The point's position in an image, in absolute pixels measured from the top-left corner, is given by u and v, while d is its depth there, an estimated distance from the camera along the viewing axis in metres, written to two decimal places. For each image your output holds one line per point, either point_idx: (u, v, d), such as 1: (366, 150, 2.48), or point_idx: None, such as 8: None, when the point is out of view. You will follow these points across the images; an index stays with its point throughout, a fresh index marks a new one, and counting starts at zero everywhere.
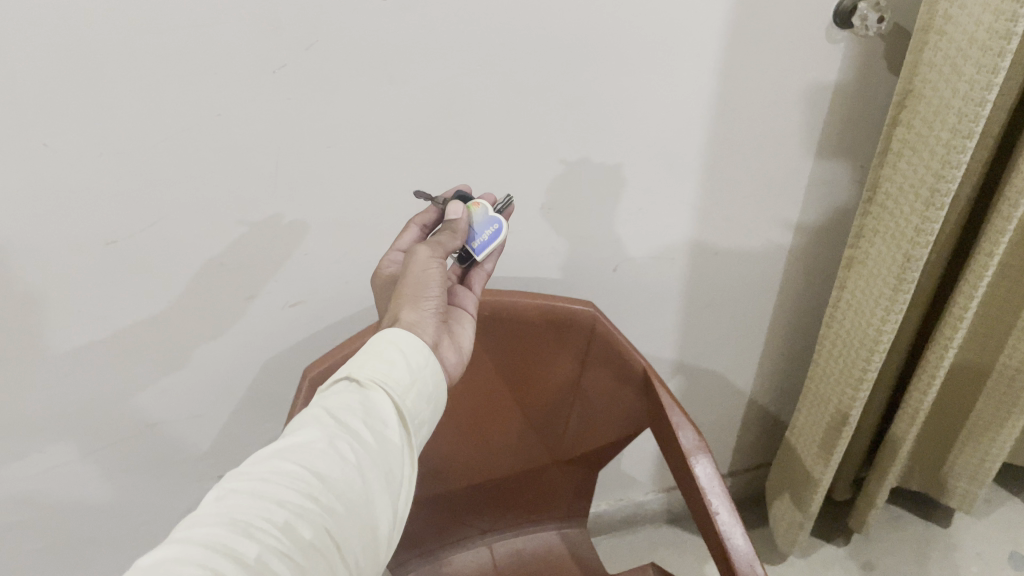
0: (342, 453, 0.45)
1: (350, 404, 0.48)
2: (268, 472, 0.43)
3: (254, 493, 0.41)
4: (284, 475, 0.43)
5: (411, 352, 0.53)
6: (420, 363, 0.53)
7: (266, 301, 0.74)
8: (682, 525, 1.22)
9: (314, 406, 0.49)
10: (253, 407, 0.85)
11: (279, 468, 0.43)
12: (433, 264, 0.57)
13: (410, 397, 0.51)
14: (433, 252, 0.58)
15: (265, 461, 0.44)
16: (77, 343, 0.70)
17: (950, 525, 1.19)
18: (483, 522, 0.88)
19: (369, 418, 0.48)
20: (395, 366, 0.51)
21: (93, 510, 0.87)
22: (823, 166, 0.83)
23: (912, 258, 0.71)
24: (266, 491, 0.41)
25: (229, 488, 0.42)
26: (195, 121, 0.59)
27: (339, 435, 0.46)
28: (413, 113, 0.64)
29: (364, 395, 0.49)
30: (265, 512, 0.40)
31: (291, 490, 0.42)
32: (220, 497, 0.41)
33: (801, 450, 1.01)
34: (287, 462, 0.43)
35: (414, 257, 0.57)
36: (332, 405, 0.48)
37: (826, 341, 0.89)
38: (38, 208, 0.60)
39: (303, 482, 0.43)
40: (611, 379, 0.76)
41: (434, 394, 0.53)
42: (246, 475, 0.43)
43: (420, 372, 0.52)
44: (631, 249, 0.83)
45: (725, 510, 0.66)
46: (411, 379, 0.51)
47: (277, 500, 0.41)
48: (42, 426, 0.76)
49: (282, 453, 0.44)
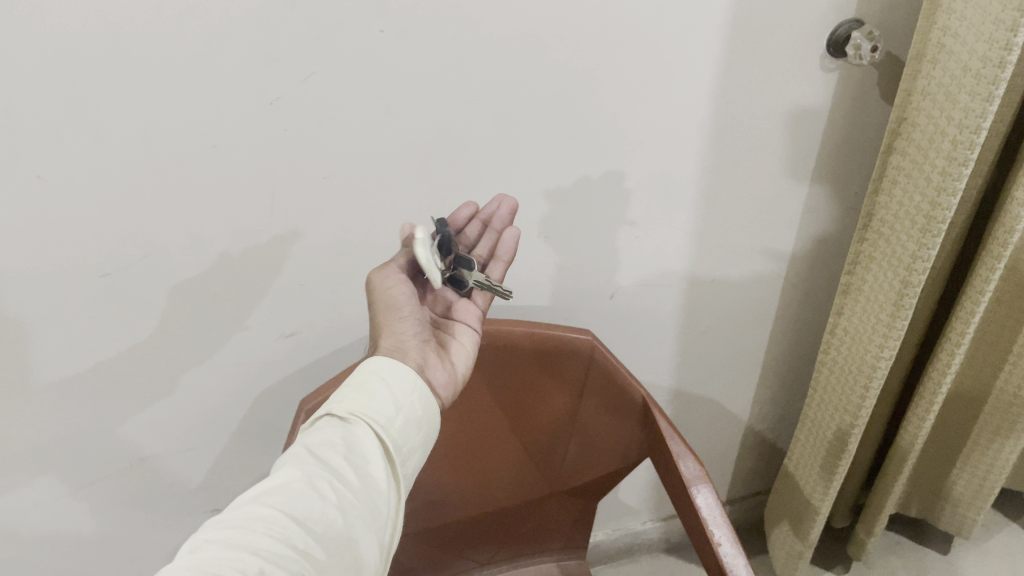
0: (321, 493, 0.44)
1: (330, 440, 0.47)
2: (244, 519, 0.41)
3: (228, 542, 0.39)
4: (261, 520, 0.41)
5: (393, 379, 0.52)
6: (404, 392, 0.52)
7: (261, 332, 0.74)
8: (679, 554, 1.21)
9: (295, 445, 0.48)
10: (247, 438, 0.84)
11: (255, 514, 0.42)
12: (393, 280, 0.58)
13: (395, 426, 0.50)
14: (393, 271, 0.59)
15: (241, 507, 0.42)
16: (68, 375, 0.69)
17: (949, 551, 1.18)
18: (480, 555, 0.86)
19: (350, 453, 0.47)
20: (377, 397, 0.50)
21: (84, 545, 0.85)
22: (818, 193, 0.83)
23: (910, 284, 0.71)
24: (241, 539, 0.40)
25: (204, 538, 0.40)
26: (191, 153, 0.59)
27: (318, 474, 0.45)
28: (409, 142, 0.64)
29: (346, 430, 0.48)
30: (239, 562, 0.38)
31: (267, 536, 0.40)
32: (194, 549, 0.39)
33: (800, 478, 1.00)
34: (265, 505, 0.42)
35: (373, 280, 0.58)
36: (312, 442, 0.47)
37: (824, 369, 0.89)
38: (30, 242, 0.59)
39: (280, 528, 0.41)
40: (609, 409, 0.76)
41: (423, 419, 0.52)
42: (221, 523, 0.41)
43: (404, 400, 0.52)
44: (628, 275, 0.83)
45: (728, 540, 0.65)
46: (394, 409, 0.51)
47: (253, 549, 0.39)
48: (33, 459, 0.74)
49: (259, 496, 0.43)
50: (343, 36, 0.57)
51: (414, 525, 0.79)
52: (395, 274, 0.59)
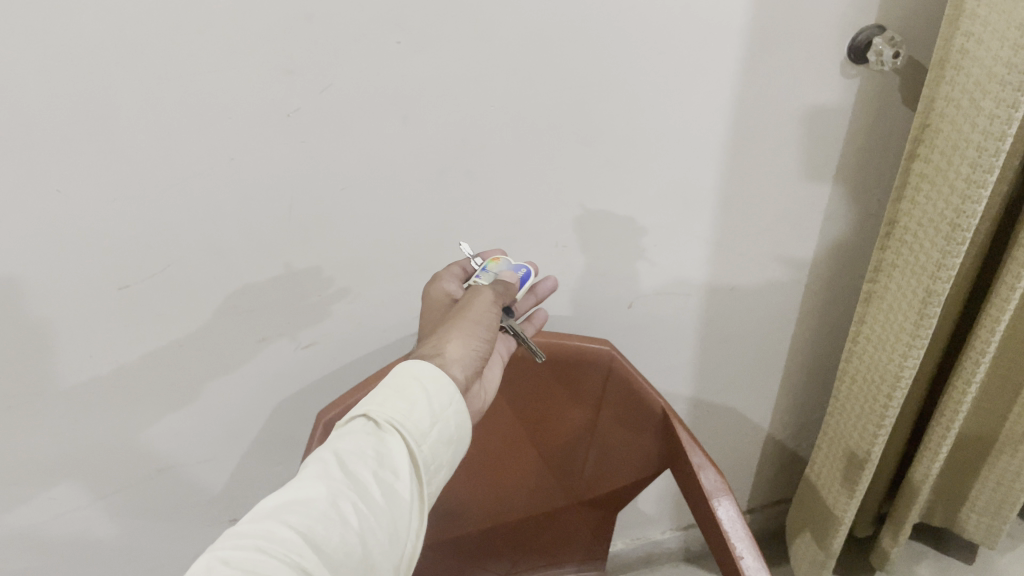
0: (344, 516, 0.44)
1: (361, 451, 0.47)
2: (264, 539, 0.41)
3: (244, 570, 0.39)
4: (280, 544, 0.41)
5: (434, 391, 0.51)
6: (442, 404, 0.51)
7: (279, 343, 0.74)
8: (698, 563, 1.20)
9: (326, 448, 0.47)
10: (266, 449, 0.84)
11: (275, 535, 0.41)
12: (491, 309, 0.59)
13: (428, 441, 0.49)
14: (494, 299, 0.60)
15: (263, 523, 0.42)
16: (87, 386, 0.69)
17: (974, 561, 1.16)
18: (500, 566, 0.86)
19: (380, 468, 0.47)
20: (415, 407, 0.49)
21: (104, 553, 0.86)
22: (839, 199, 0.82)
23: (934, 292, 0.70)
24: (258, 567, 0.40)
25: (220, 558, 0.40)
26: (209, 166, 0.59)
27: (344, 493, 0.45)
28: (426, 153, 0.64)
29: (378, 440, 0.48)
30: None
31: (284, 565, 0.40)
32: (210, 570, 0.39)
33: (822, 488, 0.99)
34: (287, 526, 0.42)
35: (478, 299, 0.59)
36: (344, 449, 0.47)
37: (846, 377, 0.88)
38: (49, 254, 0.60)
39: (297, 554, 0.41)
40: (627, 419, 0.75)
41: (456, 436, 0.51)
42: (241, 540, 0.41)
43: (442, 413, 0.50)
44: (647, 284, 0.82)
45: (750, 553, 0.64)
46: (431, 422, 0.50)
47: None
48: (52, 471, 0.75)
49: (282, 513, 0.43)
50: (359, 47, 0.57)
51: (432, 537, 0.78)
52: (491, 305, 0.60)
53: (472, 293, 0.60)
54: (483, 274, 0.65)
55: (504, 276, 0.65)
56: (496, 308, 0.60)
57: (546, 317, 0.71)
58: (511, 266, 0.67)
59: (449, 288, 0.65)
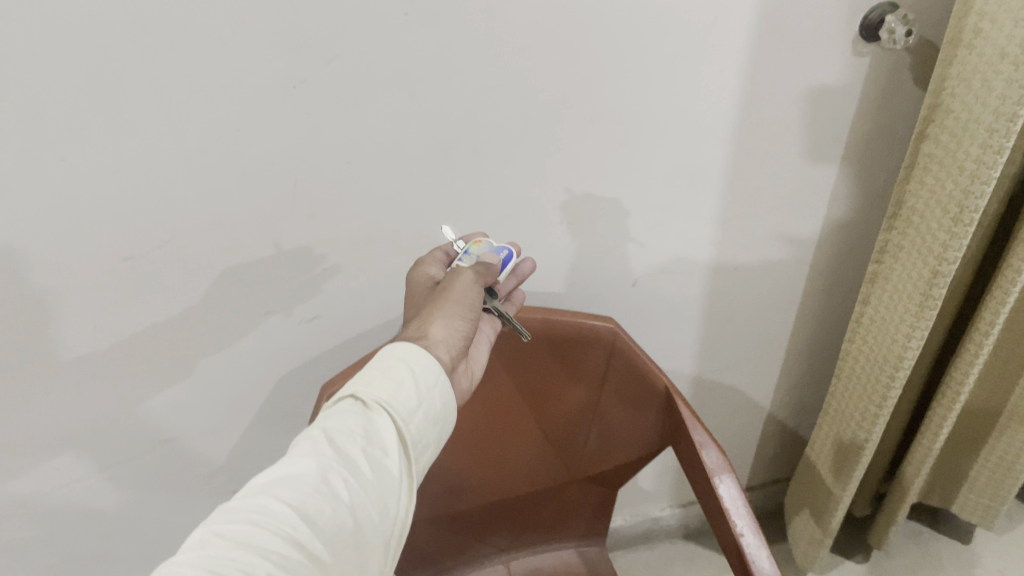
0: (336, 491, 0.44)
1: (350, 428, 0.47)
2: (256, 513, 0.41)
3: (237, 542, 0.39)
4: (272, 518, 0.41)
5: (419, 370, 0.51)
6: (428, 383, 0.51)
7: (283, 316, 0.74)
8: (696, 540, 1.21)
9: (314, 428, 0.47)
10: (269, 422, 0.84)
11: (267, 509, 0.41)
12: (474, 288, 0.59)
13: (415, 420, 0.49)
14: (476, 278, 0.60)
15: (254, 498, 0.42)
16: (91, 357, 0.69)
17: (970, 541, 1.17)
18: (500, 540, 0.87)
19: (370, 445, 0.47)
20: (402, 386, 0.50)
21: (108, 523, 0.87)
22: (847, 180, 0.82)
23: (939, 274, 0.70)
24: (250, 540, 0.39)
25: (212, 532, 0.40)
26: (214, 138, 0.59)
27: (334, 469, 0.44)
28: (433, 127, 0.63)
29: (367, 418, 0.48)
30: (247, 565, 0.38)
31: (276, 537, 0.40)
32: (202, 544, 0.39)
33: (822, 467, 0.99)
34: (279, 501, 0.42)
35: (460, 277, 0.58)
36: (332, 427, 0.47)
37: (849, 358, 0.88)
38: (54, 225, 0.59)
39: (290, 528, 0.41)
40: (630, 397, 0.75)
41: (441, 416, 0.52)
42: (233, 514, 0.41)
43: (427, 393, 0.51)
44: (652, 262, 0.82)
45: (750, 531, 0.65)
46: (418, 401, 0.50)
47: (262, 551, 0.39)
48: (56, 441, 0.75)
49: (273, 487, 0.43)
50: (367, 20, 0.56)
51: (434, 511, 0.79)
52: (473, 284, 0.59)
53: (453, 273, 0.60)
54: (464, 257, 0.64)
55: (484, 259, 0.63)
56: (478, 287, 0.59)
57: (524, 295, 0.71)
58: (494, 248, 0.66)
59: (432, 272, 0.64)
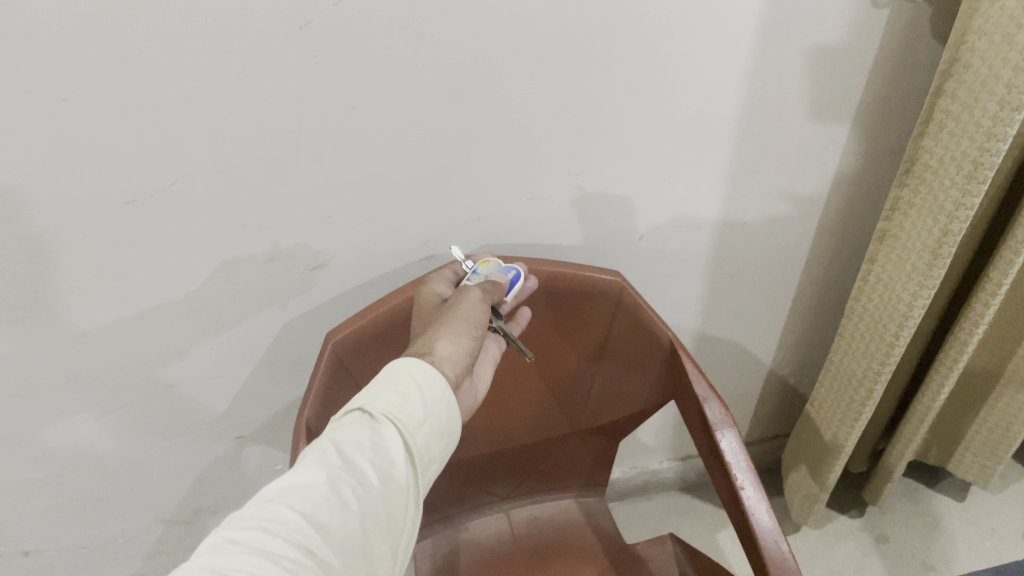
0: (344, 500, 0.47)
1: (359, 440, 0.50)
2: (268, 520, 0.44)
3: (251, 546, 0.42)
4: (284, 524, 0.44)
5: (425, 386, 0.54)
6: (434, 399, 0.54)
7: (287, 263, 0.73)
8: (693, 493, 1.23)
9: (323, 439, 0.50)
10: (273, 369, 0.84)
11: (279, 516, 0.44)
12: (480, 306, 0.61)
13: (421, 434, 0.52)
14: (483, 296, 0.62)
15: (267, 505, 0.45)
16: (95, 300, 0.69)
17: (965, 499, 1.19)
18: (501, 490, 0.88)
19: (377, 456, 0.50)
20: (409, 400, 0.52)
21: (113, 465, 0.88)
22: (859, 135, 0.80)
23: (949, 232, 0.69)
24: (264, 544, 0.42)
25: (226, 536, 0.43)
26: (218, 79, 0.58)
27: (343, 478, 0.47)
28: (441, 73, 0.62)
29: (375, 431, 0.51)
30: (261, 567, 0.41)
31: (288, 542, 0.43)
32: (218, 547, 0.42)
33: (821, 424, 1.00)
34: (291, 509, 0.45)
35: (467, 295, 0.61)
36: (341, 438, 0.50)
37: (853, 316, 0.88)
38: (57, 166, 0.59)
39: (301, 534, 0.44)
40: (635, 351, 0.75)
41: (446, 430, 0.54)
42: (248, 520, 0.44)
43: (433, 408, 0.53)
44: (659, 217, 0.81)
45: (751, 484, 0.65)
46: (423, 415, 0.52)
47: (275, 555, 0.42)
48: (61, 384, 0.76)
49: (285, 495, 0.46)
50: None
51: None
52: (480, 302, 0.61)
53: (461, 290, 0.62)
54: (472, 275, 0.67)
55: (494, 277, 0.66)
56: (484, 307, 0.62)
57: (529, 316, 0.73)
58: (502, 268, 0.68)
59: (439, 290, 0.66)
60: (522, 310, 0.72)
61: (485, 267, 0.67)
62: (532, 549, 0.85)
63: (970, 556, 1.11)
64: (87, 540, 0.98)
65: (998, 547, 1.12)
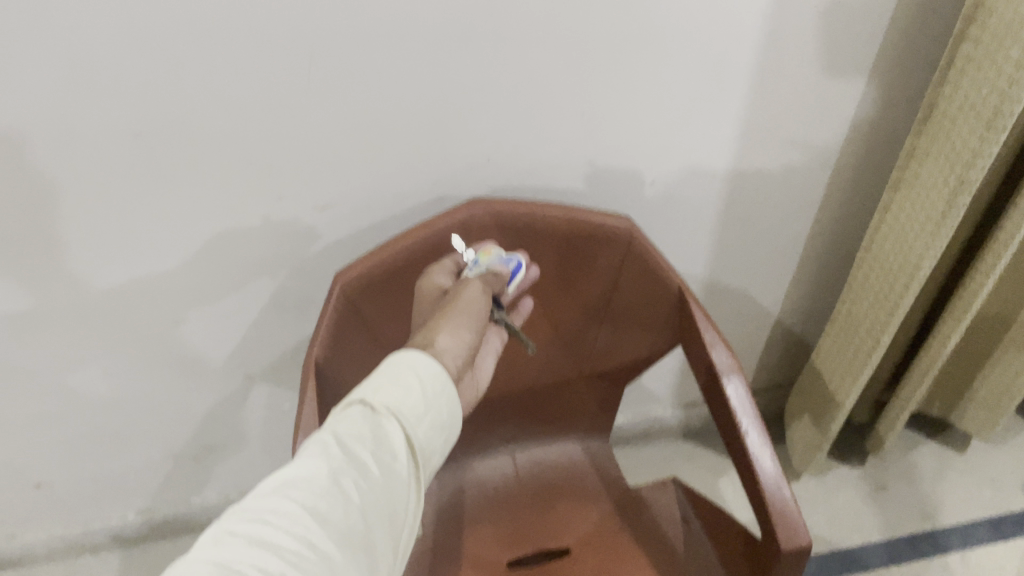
0: (346, 493, 0.45)
1: (360, 432, 0.48)
2: (268, 514, 0.42)
3: (251, 540, 0.41)
4: (285, 518, 0.42)
5: (427, 376, 0.52)
6: (436, 390, 0.52)
7: (295, 202, 0.73)
8: (695, 440, 1.24)
9: (324, 429, 0.48)
10: (281, 310, 0.84)
11: (279, 509, 0.43)
12: (479, 299, 0.61)
13: (424, 425, 0.51)
14: (482, 289, 0.62)
15: (266, 499, 0.43)
16: (103, 233, 0.69)
17: (966, 449, 1.20)
18: (506, 432, 0.89)
19: (379, 449, 0.48)
20: (411, 390, 0.51)
21: (121, 397, 0.89)
22: (878, 81, 0.79)
23: (966, 180, 0.68)
24: (263, 539, 0.41)
25: (226, 530, 0.41)
26: (224, 9, 0.57)
27: (345, 471, 0.46)
28: (451, 7, 0.61)
29: (377, 422, 0.49)
30: (261, 564, 0.40)
31: (289, 538, 0.41)
32: (216, 542, 0.40)
33: (826, 373, 1.00)
34: (292, 501, 0.43)
35: (467, 287, 0.61)
36: (342, 430, 0.48)
37: (864, 266, 0.87)
38: (63, 94, 0.58)
39: (302, 529, 0.42)
40: (643, 297, 0.75)
41: (450, 423, 0.53)
42: (247, 513, 0.42)
43: (436, 398, 0.52)
44: (671, 162, 0.80)
45: (755, 430, 0.66)
46: (426, 406, 0.51)
47: (276, 550, 0.40)
48: (70, 315, 0.76)
49: (286, 488, 0.44)
50: None
51: None
52: (479, 294, 0.62)
53: (461, 282, 0.63)
54: (473, 267, 0.66)
55: (495, 270, 0.65)
56: (484, 299, 0.62)
57: (531, 306, 0.75)
58: (503, 258, 0.67)
59: (440, 281, 0.66)
60: (525, 300, 0.74)
61: (486, 258, 0.66)
62: (535, 490, 0.86)
63: (968, 506, 1.13)
64: (98, 473, 1.00)
65: (996, 496, 1.14)
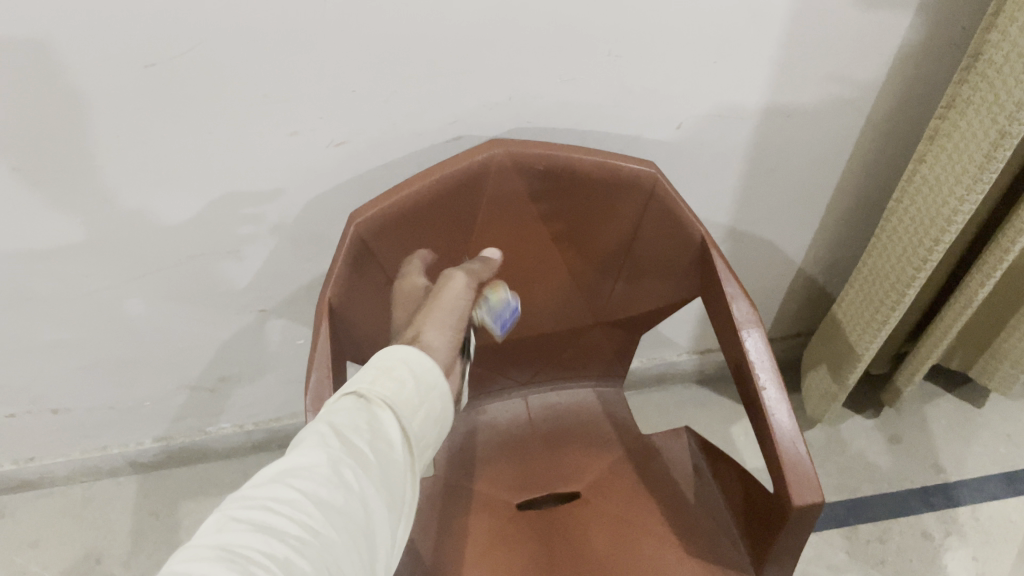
0: (346, 480, 0.46)
1: (356, 424, 0.50)
2: (271, 500, 0.43)
3: (255, 525, 0.41)
4: (288, 504, 0.43)
5: (419, 370, 0.55)
6: (427, 385, 0.55)
7: (311, 138, 0.71)
8: (709, 385, 1.24)
9: (320, 422, 0.50)
10: (297, 246, 0.84)
11: (281, 496, 0.43)
12: (462, 292, 0.69)
13: (416, 419, 0.53)
14: (466, 283, 0.70)
15: (268, 486, 0.44)
16: (117, 166, 0.68)
17: (984, 405, 1.19)
18: (521, 375, 0.88)
19: (375, 439, 0.50)
20: (404, 385, 0.53)
21: (139, 328, 0.89)
22: (922, 24, 0.75)
23: (1007, 133, 0.66)
24: (268, 523, 0.42)
25: (228, 517, 0.42)
26: None
27: (343, 459, 0.47)
28: None
29: (371, 414, 0.51)
30: (268, 545, 0.40)
31: (292, 522, 0.42)
32: (221, 527, 0.41)
33: (847, 326, 0.99)
34: (294, 488, 0.44)
35: (450, 280, 0.69)
36: (339, 422, 0.50)
37: (893, 217, 0.85)
38: (73, 23, 0.56)
39: (305, 513, 0.43)
40: (664, 245, 0.73)
41: (439, 418, 0.56)
42: (249, 501, 0.43)
43: (427, 395, 0.55)
44: (701, 104, 0.77)
45: (772, 384, 0.65)
46: (418, 400, 0.54)
47: (281, 533, 0.41)
48: (86, 247, 0.76)
49: (285, 476, 0.45)
50: None
51: None
52: (464, 284, 0.70)
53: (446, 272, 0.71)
54: None
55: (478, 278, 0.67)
56: (467, 293, 0.70)
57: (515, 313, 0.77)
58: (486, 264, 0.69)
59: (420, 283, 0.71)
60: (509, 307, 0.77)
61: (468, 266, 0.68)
62: (548, 434, 0.86)
63: (981, 460, 1.12)
64: (117, 399, 1.01)
65: (1011, 452, 1.13)
